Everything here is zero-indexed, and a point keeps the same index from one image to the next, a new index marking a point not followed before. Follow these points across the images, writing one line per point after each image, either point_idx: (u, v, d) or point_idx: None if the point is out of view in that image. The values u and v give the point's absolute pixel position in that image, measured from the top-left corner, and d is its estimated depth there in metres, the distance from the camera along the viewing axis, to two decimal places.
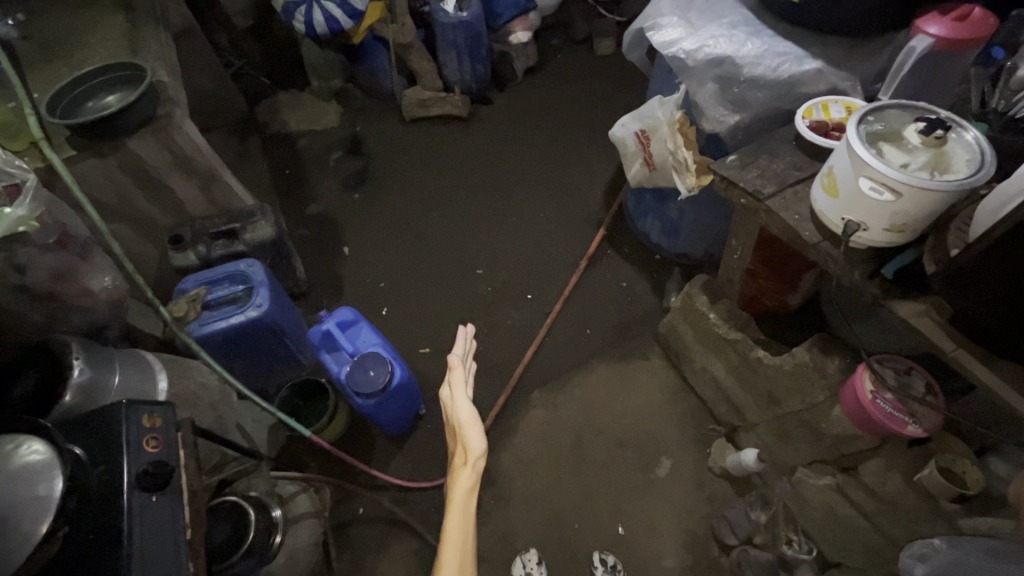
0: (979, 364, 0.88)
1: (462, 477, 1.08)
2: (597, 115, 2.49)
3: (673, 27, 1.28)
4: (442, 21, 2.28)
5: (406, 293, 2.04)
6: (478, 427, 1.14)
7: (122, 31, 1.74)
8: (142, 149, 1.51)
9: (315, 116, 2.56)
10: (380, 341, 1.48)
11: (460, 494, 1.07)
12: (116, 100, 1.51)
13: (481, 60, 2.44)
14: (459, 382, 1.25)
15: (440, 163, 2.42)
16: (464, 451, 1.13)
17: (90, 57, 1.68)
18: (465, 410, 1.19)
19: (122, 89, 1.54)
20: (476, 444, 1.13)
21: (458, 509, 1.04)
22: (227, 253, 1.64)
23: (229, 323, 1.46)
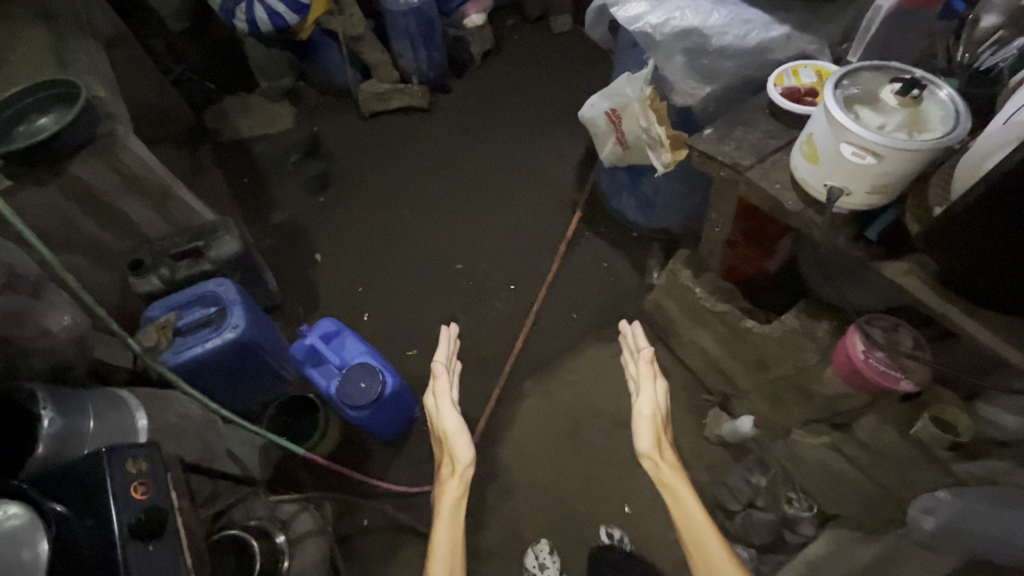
0: (963, 315, 0.91)
1: (450, 486, 1.17)
2: (561, 95, 2.45)
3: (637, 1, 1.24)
4: (392, 9, 2.17)
5: (386, 295, 1.98)
6: (464, 437, 1.26)
7: (46, 45, 1.60)
8: (86, 172, 1.40)
9: (269, 119, 2.45)
10: (367, 349, 1.43)
11: (449, 501, 1.15)
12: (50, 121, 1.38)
13: (436, 47, 2.35)
14: (444, 395, 1.37)
15: (407, 158, 2.35)
16: (452, 461, 1.24)
17: (14, 77, 1.54)
18: (450, 420, 1.31)
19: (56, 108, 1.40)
20: (463, 453, 1.25)
21: (447, 517, 1.12)
22: (193, 273, 1.58)
23: (205, 348, 1.40)
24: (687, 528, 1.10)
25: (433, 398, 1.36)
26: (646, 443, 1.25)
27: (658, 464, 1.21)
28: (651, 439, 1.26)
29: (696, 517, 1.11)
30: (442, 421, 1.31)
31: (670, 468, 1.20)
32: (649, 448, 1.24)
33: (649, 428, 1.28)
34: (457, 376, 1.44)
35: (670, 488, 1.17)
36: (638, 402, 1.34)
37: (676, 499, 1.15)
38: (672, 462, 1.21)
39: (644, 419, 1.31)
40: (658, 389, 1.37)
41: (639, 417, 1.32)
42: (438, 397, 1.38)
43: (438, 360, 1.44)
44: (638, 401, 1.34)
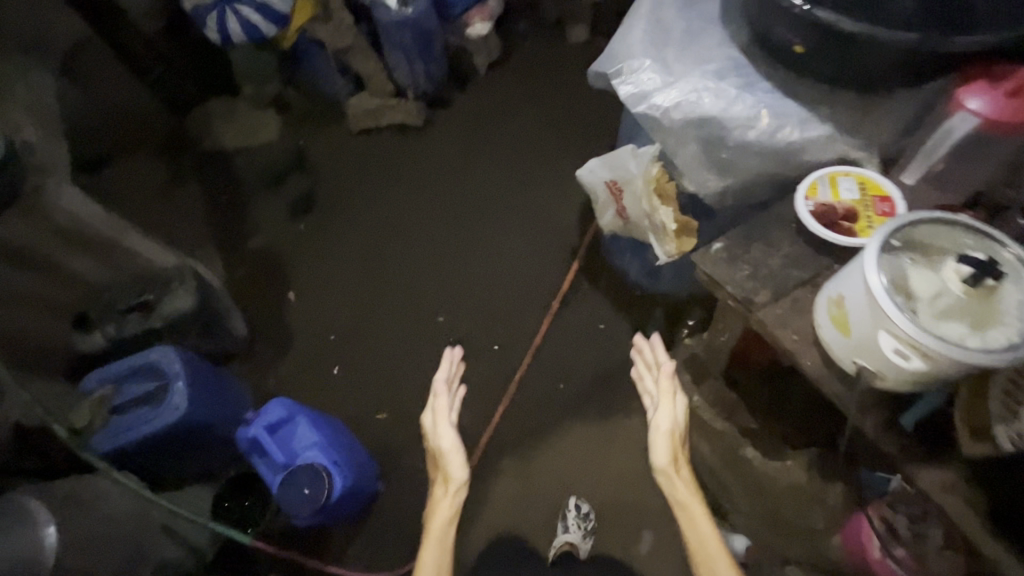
0: (1011, 556, 0.72)
1: (442, 507, 1.24)
2: (571, 119, 2.19)
3: (647, 74, 1.01)
4: (383, 20, 1.92)
5: (360, 346, 1.83)
6: (460, 458, 1.27)
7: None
8: (13, 231, 1.24)
9: (251, 128, 2.24)
10: (317, 442, 1.30)
11: (439, 525, 1.21)
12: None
13: (434, 59, 2.11)
14: (443, 412, 1.36)
15: (396, 183, 2.13)
16: (447, 478, 1.27)
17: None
18: (446, 438, 1.32)
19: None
20: (458, 472, 1.27)
21: (436, 542, 1.19)
22: (140, 332, 1.45)
23: (143, 432, 1.27)
24: (702, 559, 1.03)
25: (431, 416, 1.35)
26: (663, 459, 1.11)
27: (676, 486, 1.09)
28: (668, 457, 1.11)
29: (711, 546, 1.03)
30: (439, 438, 1.32)
31: (687, 492, 1.09)
32: (666, 466, 1.11)
33: (668, 443, 1.12)
34: (457, 387, 1.43)
35: (684, 512, 1.08)
36: (655, 415, 1.14)
37: (692, 527, 1.06)
38: (688, 482, 1.10)
39: (661, 433, 1.13)
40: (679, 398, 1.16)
41: (655, 430, 1.14)
42: (436, 415, 1.36)
43: (440, 377, 1.43)
44: (654, 413, 1.15)
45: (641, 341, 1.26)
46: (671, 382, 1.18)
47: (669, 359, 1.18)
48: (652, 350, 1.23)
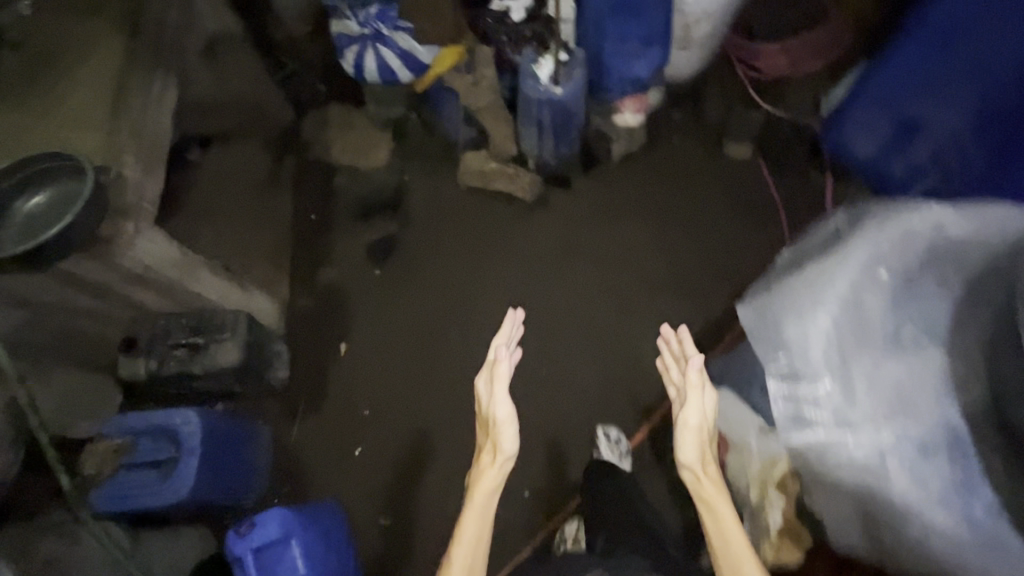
0: None
1: (488, 475, 1.19)
2: (695, 249, 1.90)
3: (822, 406, 0.89)
4: (527, 92, 1.71)
5: (391, 433, 1.73)
6: (513, 432, 1.21)
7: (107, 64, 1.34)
8: (80, 269, 1.18)
9: (361, 147, 2.09)
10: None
11: (484, 492, 1.17)
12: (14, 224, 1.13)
13: (567, 141, 1.90)
14: (501, 377, 1.27)
15: (484, 258, 1.96)
16: (495, 449, 1.23)
17: (53, 98, 1.30)
18: (503, 407, 1.24)
19: (34, 202, 1.14)
20: (509, 444, 1.23)
21: (478, 510, 1.15)
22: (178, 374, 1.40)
23: (143, 504, 1.22)
24: (727, 557, 0.97)
25: (487, 383, 1.26)
26: (691, 454, 1.07)
27: (700, 481, 1.04)
28: (697, 453, 1.06)
29: (735, 540, 0.97)
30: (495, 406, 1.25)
31: (714, 488, 1.04)
32: (693, 462, 1.06)
33: (697, 439, 1.07)
34: (518, 355, 1.33)
35: (707, 506, 1.03)
36: (683, 412, 1.09)
37: (713, 518, 1.01)
38: (717, 480, 1.05)
39: (689, 428, 1.08)
40: (712, 394, 1.11)
41: (683, 425, 1.09)
42: (492, 384, 1.28)
43: (502, 346, 1.29)
44: (682, 407, 1.10)
45: (672, 336, 1.20)
46: (700, 377, 1.11)
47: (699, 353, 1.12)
48: (682, 342, 1.19)
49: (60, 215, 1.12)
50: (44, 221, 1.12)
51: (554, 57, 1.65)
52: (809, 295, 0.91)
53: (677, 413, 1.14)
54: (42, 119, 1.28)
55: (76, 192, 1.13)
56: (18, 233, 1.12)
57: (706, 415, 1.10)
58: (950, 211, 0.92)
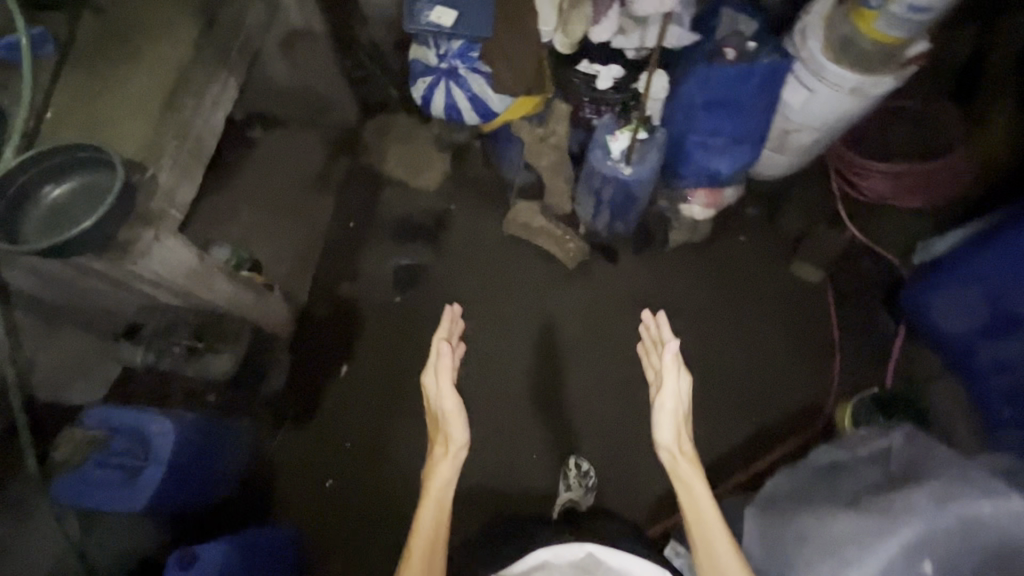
0: None
1: (441, 466, 1.17)
2: (732, 366, 1.74)
3: None
4: (594, 163, 1.58)
5: (367, 471, 1.68)
6: (461, 420, 1.22)
7: (174, 54, 1.32)
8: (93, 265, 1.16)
9: (417, 166, 2.05)
10: None
11: (439, 481, 1.15)
12: (39, 214, 1.13)
13: (627, 216, 1.76)
14: (445, 372, 1.26)
15: (508, 313, 1.88)
16: (446, 440, 1.21)
17: (115, 80, 1.28)
18: (448, 399, 1.24)
19: (60, 191, 1.15)
20: (459, 436, 1.21)
21: (435, 495, 1.13)
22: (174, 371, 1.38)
23: (100, 505, 1.20)
24: (701, 533, 1.00)
25: (431, 378, 1.25)
26: (668, 436, 1.11)
27: (678, 461, 1.07)
28: (674, 434, 1.10)
29: (707, 513, 1.01)
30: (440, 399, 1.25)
31: (691, 469, 1.07)
32: (669, 443, 1.10)
33: (672, 420, 1.11)
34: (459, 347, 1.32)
35: (682, 484, 1.06)
36: (658, 396, 1.13)
37: (689, 496, 1.03)
38: (693, 458, 1.09)
39: (667, 412, 1.12)
40: (685, 378, 1.14)
41: (658, 408, 1.13)
42: (434, 377, 1.26)
43: (440, 340, 1.26)
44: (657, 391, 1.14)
45: (651, 322, 1.26)
46: (676, 362, 1.15)
47: (675, 337, 1.16)
48: (658, 327, 1.24)
49: (92, 209, 1.13)
50: (71, 212, 1.13)
51: (632, 134, 1.52)
52: (831, 565, 0.90)
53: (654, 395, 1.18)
54: (98, 99, 1.27)
55: (107, 186, 1.14)
56: (44, 224, 1.12)
57: (681, 397, 1.14)
58: (1013, 505, 0.85)
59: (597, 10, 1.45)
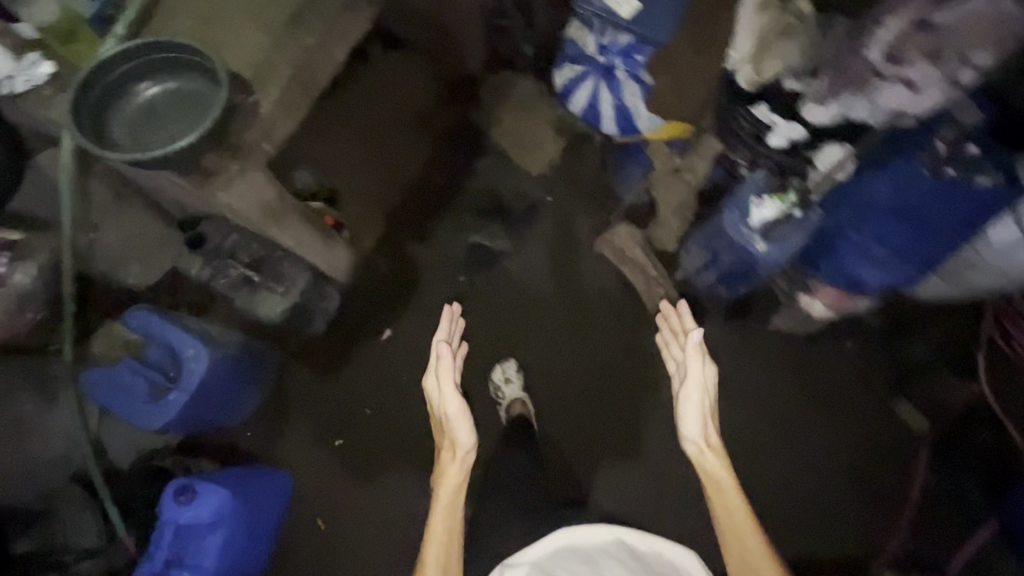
0: None
1: (448, 473, 1.11)
2: (782, 480, 1.60)
3: None
4: (726, 224, 1.40)
5: (378, 441, 1.62)
6: (465, 420, 1.16)
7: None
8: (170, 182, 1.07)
9: (527, 144, 1.87)
10: (209, 565, 1.19)
11: (448, 489, 1.08)
12: (126, 111, 1.03)
13: (739, 285, 1.56)
14: (448, 376, 1.21)
15: (568, 334, 1.74)
16: (452, 443, 1.15)
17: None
18: (453, 404, 1.19)
19: (155, 91, 1.04)
20: (465, 438, 1.15)
21: (444, 507, 1.06)
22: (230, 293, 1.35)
23: (121, 408, 1.20)
24: (729, 522, 1.00)
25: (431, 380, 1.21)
26: (694, 430, 1.11)
27: (704, 454, 1.07)
28: (698, 426, 1.10)
29: (737, 509, 1.01)
30: (444, 405, 1.19)
31: (718, 460, 1.07)
32: (696, 436, 1.10)
33: (698, 410, 1.11)
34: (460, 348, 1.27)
35: (711, 479, 1.06)
36: (682, 387, 1.14)
37: (715, 486, 1.04)
38: (719, 452, 1.08)
39: (693, 403, 1.13)
40: (711, 368, 1.15)
41: (683, 399, 1.13)
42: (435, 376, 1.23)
43: (441, 340, 1.23)
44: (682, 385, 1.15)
45: (672, 314, 1.31)
46: (699, 351, 1.16)
47: (697, 328, 1.17)
48: (681, 317, 1.30)
49: (186, 124, 1.03)
50: (162, 121, 1.03)
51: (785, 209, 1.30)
52: None
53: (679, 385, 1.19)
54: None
55: (207, 103, 1.04)
56: (130, 125, 1.03)
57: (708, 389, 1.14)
58: None
59: (802, 62, 1.22)
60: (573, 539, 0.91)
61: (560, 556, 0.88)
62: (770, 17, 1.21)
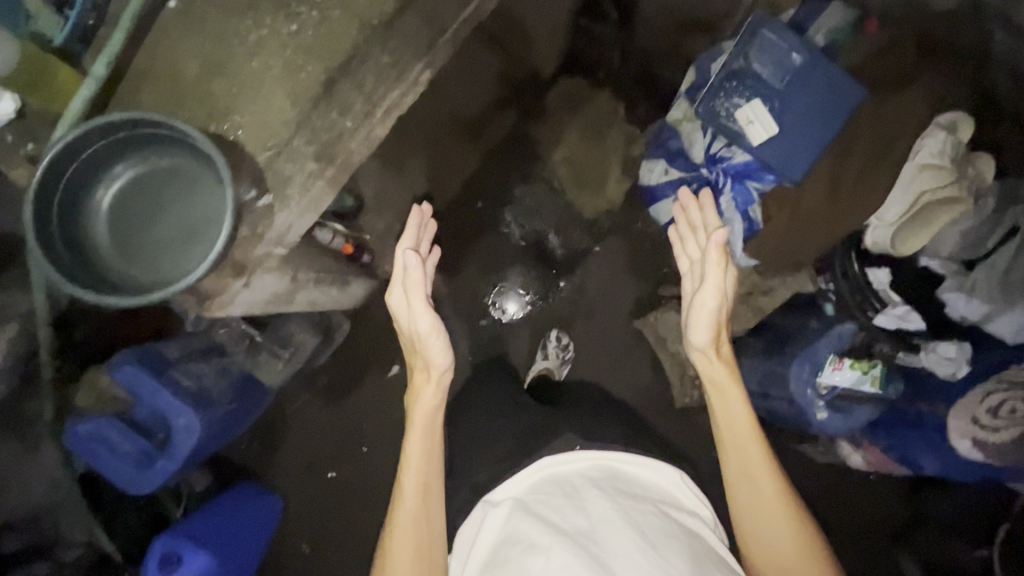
0: None
1: (421, 395, 0.90)
2: None
3: None
4: (791, 377, 1.17)
5: (368, 480, 1.58)
6: (445, 339, 0.91)
7: (367, 12, 0.87)
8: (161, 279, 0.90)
9: (584, 180, 1.59)
10: None
11: (422, 410, 0.88)
12: (108, 200, 0.83)
13: (779, 420, 1.35)
14: (417, 288, 0.92)
15: None
16: (425, 362, 0.92)
17: (275, 16, 0.87)
18: (424, 319, 0.92)
19: (142, 171, 0.83)
20: (441, 359, 0.91)
21: (421, 426, 0.87)
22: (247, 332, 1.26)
23: (104, 467, 1.11)
24: (733, 434, 0.82)
25: (395, 299, 0.92)
26: (703, 337, 0.89)
27: (712, 363, 0.87)
28: (711, 333, 0.88)
29: (742, 419, 0.82)
30: (413, 321, 0.93)
31: (728, 371, 0.87)
32: (707, 343, 0.88)
33: (712, 318, 0.89)
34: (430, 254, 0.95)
35: (717, 389, 0.86)
36: (699, 295, 0.89)
37: (723, 405, 0.84)
38: (731, 360, 0.88)
39: (706, 310, 0.89)
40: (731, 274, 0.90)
41: (695, 307, 0.90)
42: (401, 291, 0.92)
43: (406, 248, 0.90)
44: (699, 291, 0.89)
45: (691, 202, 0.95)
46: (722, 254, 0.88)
47: (725, 227, 0.87)
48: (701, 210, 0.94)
49: (184, 220, 0.83)
50: (148, 217, 0.83)
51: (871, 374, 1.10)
52: None
53: (693, 289, 0.93)
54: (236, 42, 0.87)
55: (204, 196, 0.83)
56: (113, 218, 0.83)
57: (726, 295, 0.90)
58: None
59: (954, 253, 0.98)
60: (557, 469, 0.78)
61: (546, 488, 0.75)
62: (941, 186, 0.94)
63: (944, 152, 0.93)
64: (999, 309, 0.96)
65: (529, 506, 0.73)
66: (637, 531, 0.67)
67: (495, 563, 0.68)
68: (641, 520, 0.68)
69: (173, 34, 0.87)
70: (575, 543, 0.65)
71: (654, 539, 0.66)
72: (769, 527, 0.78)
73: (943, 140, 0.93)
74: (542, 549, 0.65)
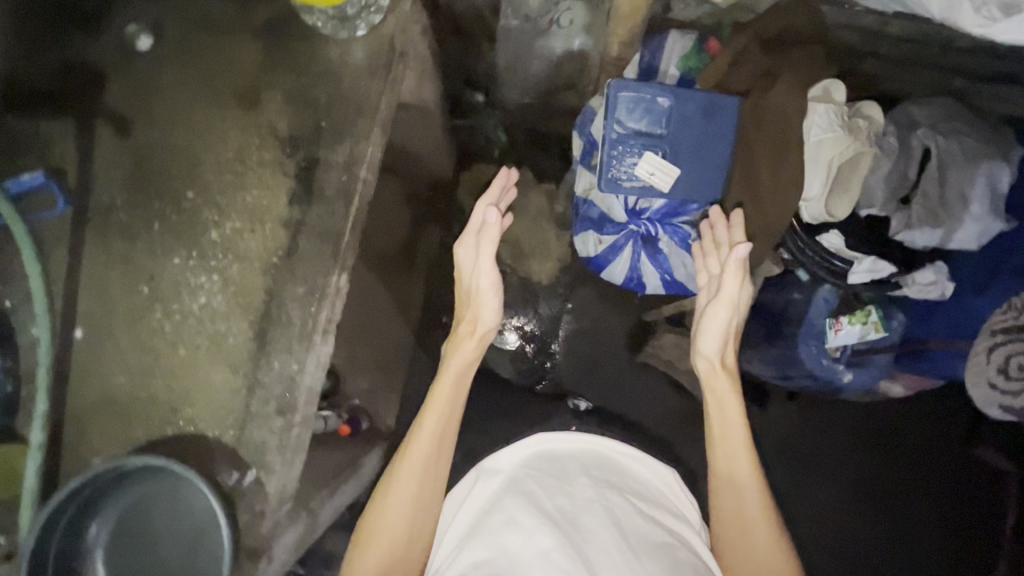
0: None
1: (463, 347, 0.90)
2: None
3: None
4: (801, 355, 1.21)
5: None
6: (499, 302, 0.93)
7: (263, 256, 0.88)
8: None
9: (530, 250, 1.57)
10: None
11: (459, 363, 0.87)
12: (102, 549, 0.82)
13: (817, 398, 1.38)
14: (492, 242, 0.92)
15: None
16: (472, 321, 0.93)
17: (182, 301, 0.89)
18: (488, 275, 0.92)
19: (114, 513, 0.82)
20: (490, 318, 0.93)
21: (451, 377, 0.85)
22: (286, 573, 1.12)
23: None
24: (724, 449, 0.82)
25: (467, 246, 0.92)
26: (711, 346, 0.91)
27: (714, 373, 0.88)
28: (719, 341, 0.90)
29: (735, 435, 0.82)
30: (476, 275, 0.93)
31: (729, 383, 0.87)
32: (713, 352, 0.91)
33: (724, 328, 0.91)
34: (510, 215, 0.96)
35: (716, 399, 0.86)
36: (714, 303, 0.92)
37: (722, 416, 0.83)
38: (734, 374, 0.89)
39: (719, 319, 0.92)
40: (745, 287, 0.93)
41: (709, 316, 0.93)
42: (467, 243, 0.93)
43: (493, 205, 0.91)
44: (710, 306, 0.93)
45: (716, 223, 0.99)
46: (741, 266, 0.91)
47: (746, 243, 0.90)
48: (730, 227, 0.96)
49: (177, 537, 0.82)
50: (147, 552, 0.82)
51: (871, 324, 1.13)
52: None
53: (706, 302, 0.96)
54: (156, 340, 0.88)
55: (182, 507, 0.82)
56: (114, 560, 0.83)
57: (739, 306, 0.93)
58: None
59: (889, 194, 1.00)
60: (553, 445, 0.75)
61: (537, 463, 0.73)
62: (845, 149, 0.96)
63: (833, 121, 0.95)
64: (947, 219, 0.98)
65: (519, 482, 0.69)
66: (620, 533, 0.63)
67: (474, 528, 0.65)
68: (628, 523, 0.65)
69: (94, 362, 0.88)
70: (555, 525, 0.62)
71: (637, 547, 0.62)
72: (743, 540, 0.75)
73: (825, 110, 0.96)
74: (526, 529, 0.62)
